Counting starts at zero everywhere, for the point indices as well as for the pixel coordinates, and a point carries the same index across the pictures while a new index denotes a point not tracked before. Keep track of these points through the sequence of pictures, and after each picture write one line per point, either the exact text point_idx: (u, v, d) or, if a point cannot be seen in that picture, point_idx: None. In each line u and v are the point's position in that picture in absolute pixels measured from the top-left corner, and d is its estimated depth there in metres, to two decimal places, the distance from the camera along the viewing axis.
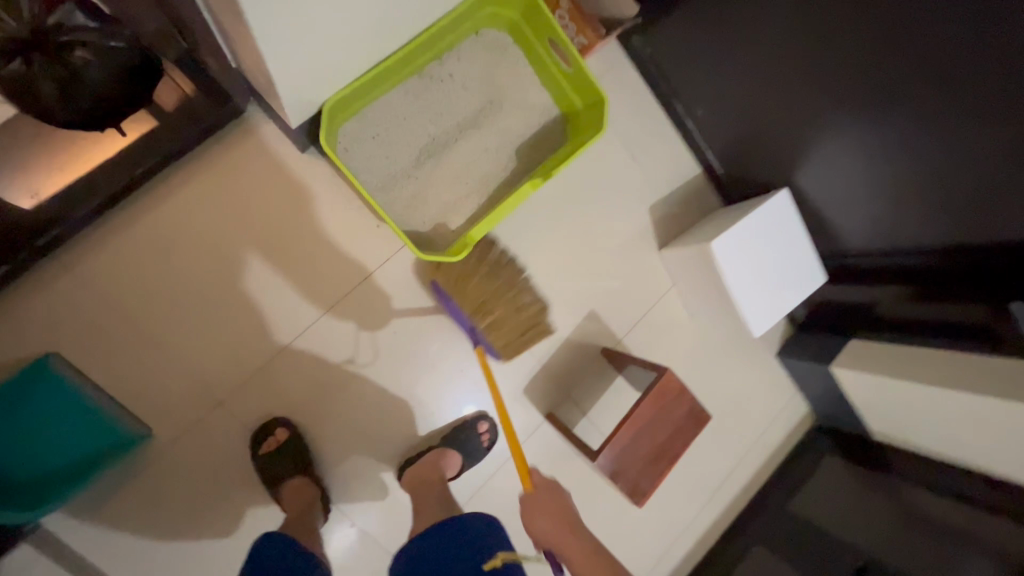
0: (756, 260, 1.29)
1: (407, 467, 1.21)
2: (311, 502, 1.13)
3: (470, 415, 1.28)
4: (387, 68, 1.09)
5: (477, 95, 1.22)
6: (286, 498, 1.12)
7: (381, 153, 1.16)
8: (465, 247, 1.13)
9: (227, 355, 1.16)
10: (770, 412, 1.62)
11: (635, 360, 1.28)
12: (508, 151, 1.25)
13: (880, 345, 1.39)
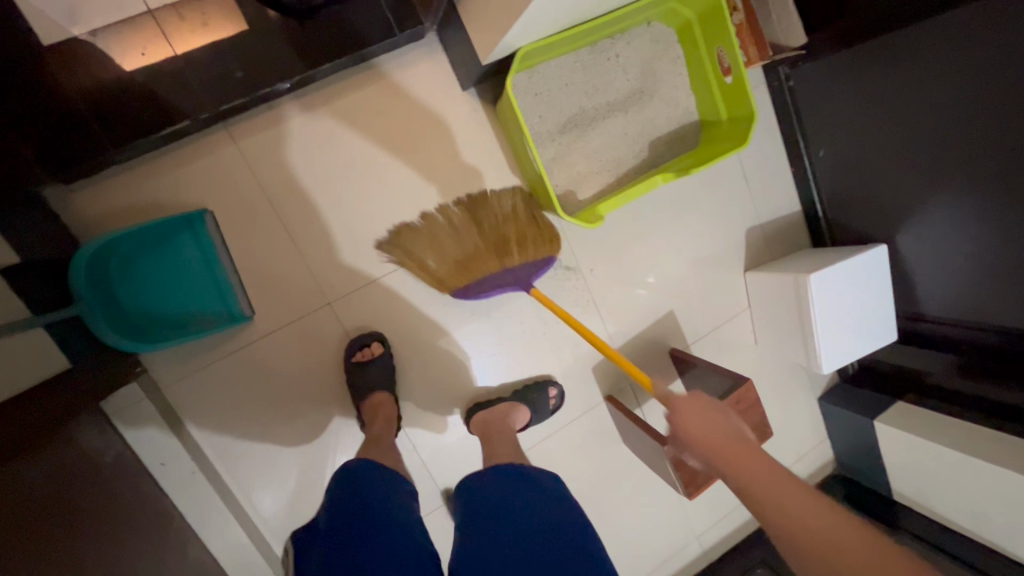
0: (845, 304, 1.35)
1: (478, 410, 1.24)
2: (389, 419, 1.13)
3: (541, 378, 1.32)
4: (571, 35, 1.14)
5: (633, 81, 1.28)
6: (367, 409, 1.14)
7: (537, 112, 1.21)
8: (592, 218, 1.19)
9: (345, 261, 1.19)
10: (799, 448, 1.71)
11: (710, 367, 1.34)
12: (646, 141, 1.31)
13: (927, 411, 1.47)
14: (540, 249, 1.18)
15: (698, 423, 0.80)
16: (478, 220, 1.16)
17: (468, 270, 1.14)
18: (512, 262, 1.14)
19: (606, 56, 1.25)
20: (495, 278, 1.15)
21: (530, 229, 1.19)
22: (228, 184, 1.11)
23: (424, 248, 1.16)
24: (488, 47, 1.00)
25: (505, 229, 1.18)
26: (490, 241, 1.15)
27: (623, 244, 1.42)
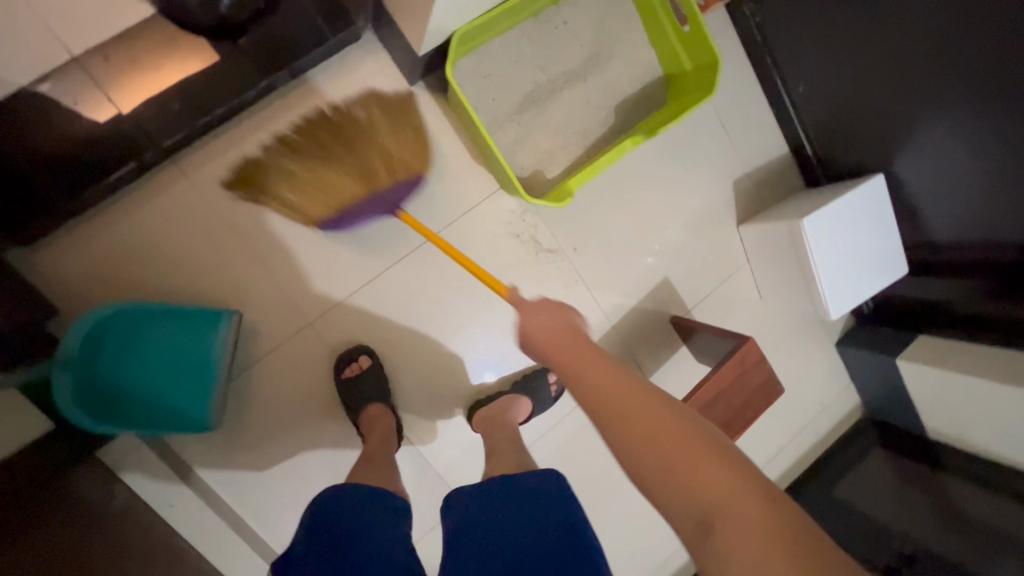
0: (846, 245, 1.29)
1: (476, 407, 1.23)
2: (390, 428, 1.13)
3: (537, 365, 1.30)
4: (511, 9, 1.09)
5: (587, 46, 1.22)
6: (367, 422, 1.13)
7: (491, 94, 1.16)
8: (563, 196, 1.15)
9: (319, 279, 1.17)
10: (823, 398, 1.64)
11: (712, 331, 1.30)
12: (611, 107, 1.25)
13: (952, 343, 1.39)
14: (399, 171, 1.10)
15: (552, 330, 0.89)
16: (316, 126, 1.06)
17: (331, 203, 1.08)
18: (385, 184, 1.09)
19: (553, 24, 1.19)
20: (362, 208, 1.10)
21: (396, 147, 1.10)
22: (191, 220, 1.10)
23: (280, 182, 1.06)
24: (422, 36, 0.96)
25: (366, 137, 1.08)
26: (356, 154, 1.06)
27: (605, 216, 1.37)
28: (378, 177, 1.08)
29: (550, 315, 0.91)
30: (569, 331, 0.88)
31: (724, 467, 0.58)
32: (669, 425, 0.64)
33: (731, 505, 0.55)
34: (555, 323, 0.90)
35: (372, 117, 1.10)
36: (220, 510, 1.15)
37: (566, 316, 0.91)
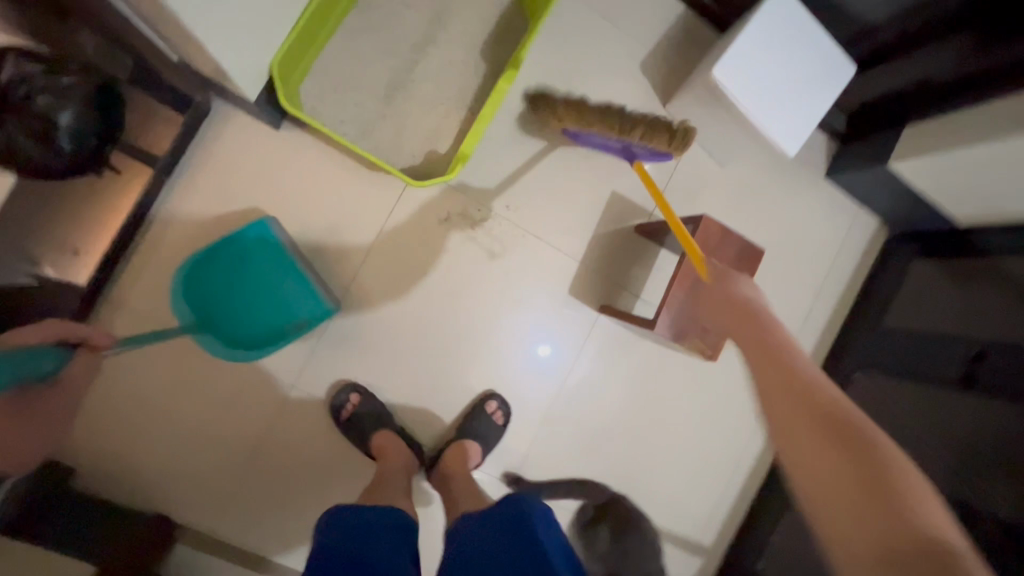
0: (771, 74, 1.17)
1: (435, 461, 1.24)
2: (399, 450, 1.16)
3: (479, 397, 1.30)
4: (322, 11, 1.05)
5: (421, 9, 1.16)
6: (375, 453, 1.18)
7: (349, 99, 1.13)
8: (459, 164, 1.11)
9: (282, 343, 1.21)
10: (837, 236, 1.50)
11: (671, 222, 1.21)
12: (472, 56, 1.19)
13: (935, 121, 1.20)
14: (657, 140, 1.16)
15: (735, 317, 0.74)
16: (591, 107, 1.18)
17: (580, 116, 1.19)
18: (636, 141, 1.17)
19: (377, 2, 1.14)
20: (607, 140, 1.20)
21: (658, 129, 1.15)
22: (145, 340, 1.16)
23: (569, 107, 1.19)
24: (242, 81, 0.94)
25: (630, 123, 1.16)
26: (623, 126, 1.15)
27: (524, 161, 1.31)
28: (630, 130, 1.15)
29: (733, 309, 0.76)
30: (740, 309, 0.74)
31: (855, 474, 0.52)
32: (797, 414, 0.59)
33: (848, 477, 0.53)
34: (733, 310, 0.75)
35: (664, 124, 1.16)
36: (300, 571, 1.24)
37: (736, 298, 0.76)
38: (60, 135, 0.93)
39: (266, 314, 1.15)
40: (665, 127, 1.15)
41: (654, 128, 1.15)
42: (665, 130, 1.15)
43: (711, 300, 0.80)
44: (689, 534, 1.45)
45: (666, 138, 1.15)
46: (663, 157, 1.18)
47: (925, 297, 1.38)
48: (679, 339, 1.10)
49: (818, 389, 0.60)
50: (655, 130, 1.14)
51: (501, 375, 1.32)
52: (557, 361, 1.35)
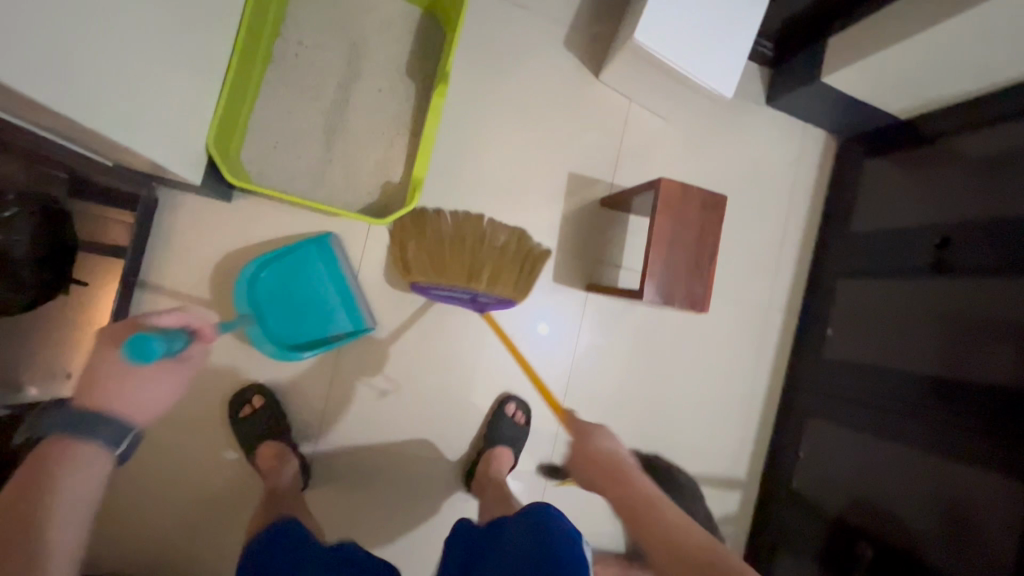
0: (692, 23, 1.18)
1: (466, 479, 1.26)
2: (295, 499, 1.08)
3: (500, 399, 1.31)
4: (241, 75, 1.03)
5: (338, 46, 1.15)
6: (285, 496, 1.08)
7: (292, 155, 1.12)
8: (417, 189, 1.12)
9: (295, 407, 1.23)
10: (791, 159, 1.54)
11: (630, 192, 1.23)
12: (401, 79, 1.19)
13: (858, 26, 1.24)
14: (502, 287, 1.12)
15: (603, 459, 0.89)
16: (469, 243, 1.11)
17: (437, 268, 1.11)
18: (480, 291, 1.10)
19: (292, 50, 1.12)
20: (453, 289, 1.10)
21: (506, 271, 1.13)
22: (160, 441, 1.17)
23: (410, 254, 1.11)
24: (182, 170, 0.93)
25: (483, 261, 1.11)
26: (472, 256, 1.11)
27: (479, 169, 1.32)
28: (478, 276, 1.09)
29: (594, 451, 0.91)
30: (610, 465, 0.87)
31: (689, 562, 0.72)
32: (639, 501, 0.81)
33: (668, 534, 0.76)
34: (592, 450, 0.91)
35: (511, 248, 1.15)
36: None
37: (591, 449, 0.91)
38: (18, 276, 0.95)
39: (315, 325, 1.18)
40: (518, 262, 1.15)
41: (512, 266, 1.13)
42: (522, 269, 1.15)
43: (577, 446, 0.92)
44: (725, 472, 1.52)
45: (524, 284, 1.16)
46: (507, 302, 1.14)
47: (882, 196, 1.42)
48: (668, 303, 1.10)
49: (632, 484, 0.84)
50: (521, 277, 1.15)
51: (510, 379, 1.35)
52: (560, 350, 1.39)
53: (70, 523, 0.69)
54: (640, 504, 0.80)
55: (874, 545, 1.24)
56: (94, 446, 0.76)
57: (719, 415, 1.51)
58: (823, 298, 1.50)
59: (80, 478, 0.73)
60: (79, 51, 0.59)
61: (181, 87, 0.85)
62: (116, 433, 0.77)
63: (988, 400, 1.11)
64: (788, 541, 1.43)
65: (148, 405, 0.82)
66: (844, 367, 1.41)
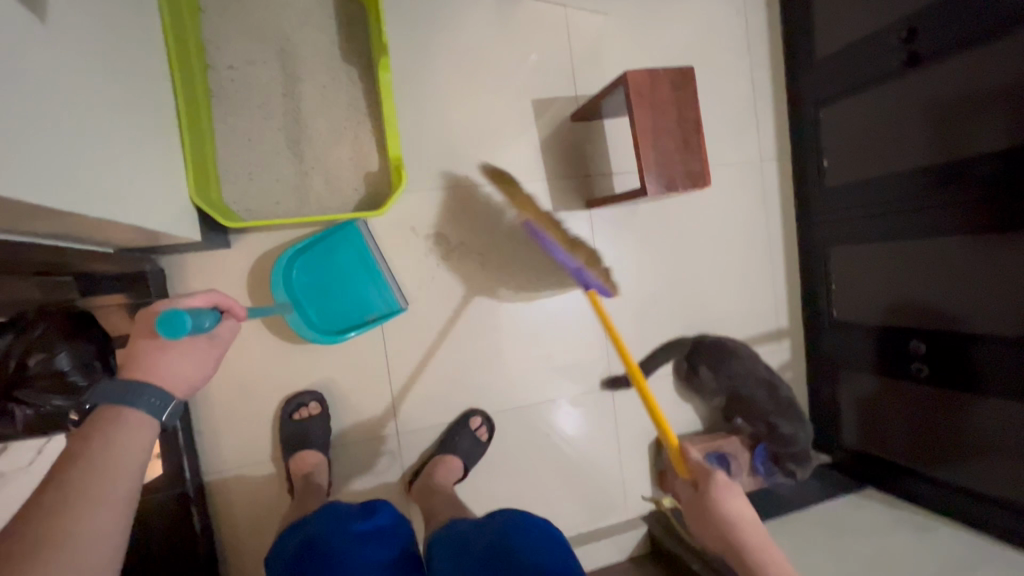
0: None
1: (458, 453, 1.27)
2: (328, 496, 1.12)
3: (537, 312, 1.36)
4: (192, 118, 1.01)
5: (267, 54, 1.11)
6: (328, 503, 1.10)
7: (269, 180, 1.11)
8: (399, 168, 1.12)
9: (367, 409, 1.28)
10: (736, 7, 1.51)
11: (598, 97, 1.22)
12: (340, 66, 1.16)
13: None
14: (602, 274, 1.22)
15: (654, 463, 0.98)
16: (568, 234, 1.19)
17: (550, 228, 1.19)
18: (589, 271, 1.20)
19: (226, 78, 1.09)
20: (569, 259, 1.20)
21: (589, 243, 1.20)
22: (261, 482, 1.23)
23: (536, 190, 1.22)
24: (179, 232, 0.94)
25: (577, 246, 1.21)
26: (575, 241, 1.20)
27: (447, 129, 1.31)
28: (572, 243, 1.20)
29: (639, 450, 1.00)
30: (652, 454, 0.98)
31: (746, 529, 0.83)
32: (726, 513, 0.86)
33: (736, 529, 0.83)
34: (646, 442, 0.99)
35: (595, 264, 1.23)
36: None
37: None
38: (73, 378, 0.96)
39: (350, 307, 1.19)
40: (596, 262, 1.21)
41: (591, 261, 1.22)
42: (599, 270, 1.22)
43: None
44: (769, 326, 1.59)
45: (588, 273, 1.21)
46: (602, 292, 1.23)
47: (834, 10, 1.38)
48: (672, 188, 1.12)
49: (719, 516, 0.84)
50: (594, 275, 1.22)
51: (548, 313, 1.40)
52: None
53: (120, 488, 0.57)
54: (748, 549, 0.81)
55: (924, 339, 1.29)
56: (137, 413, 0.63)
57: (748, 277, 1.56)
58: (810, 133, 1.52)
59: (135, 431, 0.62)
60: (57, 149, 0.59)
61: (148, 150, 0.84)
62: (164, 396, 0.66)
63: (991, 172, 1.13)
64: (844, 364, 1.52)
65: (175, 378, 0.69)
66: (849, 190, 1.44)
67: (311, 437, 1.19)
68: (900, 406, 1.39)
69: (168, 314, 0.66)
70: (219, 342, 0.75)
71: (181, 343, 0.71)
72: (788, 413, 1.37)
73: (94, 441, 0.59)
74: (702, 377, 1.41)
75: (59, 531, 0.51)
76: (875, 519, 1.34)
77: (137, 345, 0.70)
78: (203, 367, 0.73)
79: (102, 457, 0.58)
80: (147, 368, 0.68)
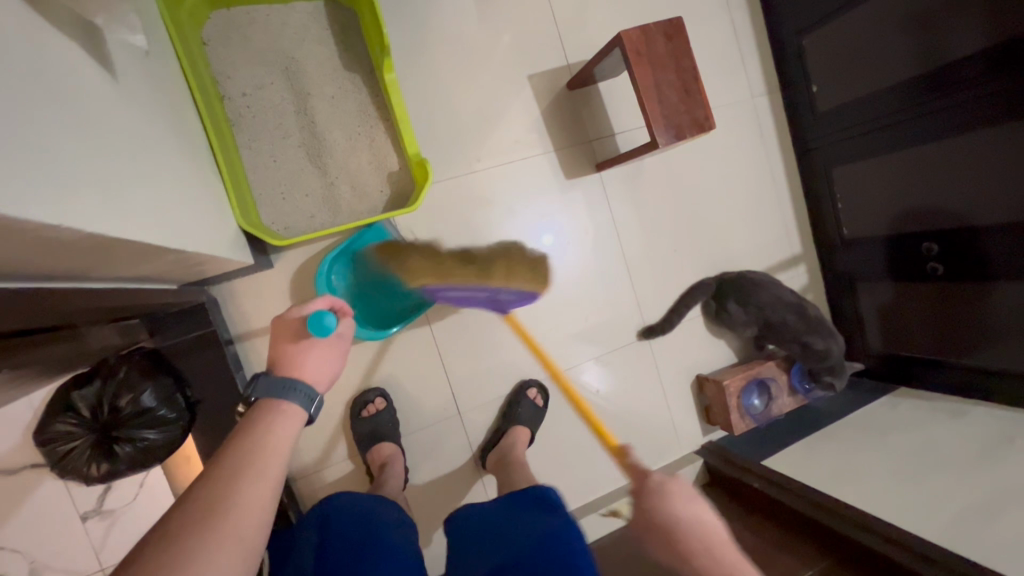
0: None
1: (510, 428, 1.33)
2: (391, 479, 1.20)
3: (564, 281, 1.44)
4: (222, 149, 1.05)
5: (274, 75, 1.15)
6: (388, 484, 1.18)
7: (301, 196, 1.16)
8: (420, 163, 1.16)
9: (426, 397, 1.35)
10: None
11: (593, 62, 1.26)
12: (345, 74, 1.19)
13: None
14: (519, 280, 1.16)
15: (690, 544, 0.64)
16: (462, 253, 1.14)
17: (441, 277, 1.10)
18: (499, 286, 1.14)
19: (242, 105, 1.13)
20: (472, 291, 1.12)
21: (519, 265, 1.16)
22: (343, 481, 1.30)
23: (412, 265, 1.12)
24: (233, 257, 0.99)
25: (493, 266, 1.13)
26: (477, 265, 1.13)
27: (452, 119, 1.35)
28: (493, 272, 1.12)
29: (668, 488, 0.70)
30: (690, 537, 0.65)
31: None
32: None
33: None
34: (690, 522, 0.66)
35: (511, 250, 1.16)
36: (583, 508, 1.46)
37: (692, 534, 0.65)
38: (158, 410, 1.01)
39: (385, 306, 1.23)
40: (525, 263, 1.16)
41: (516, 268, 1.15)
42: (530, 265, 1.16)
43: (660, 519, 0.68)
44: (785, 253, 1.66)
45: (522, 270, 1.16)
46: (529, 296, 1.18)
47: None
48: (681, 136, 1.17)
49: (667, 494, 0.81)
50: (527, 263, 1.16)
51: (577, 277, 1.46)
52: (602, 232, 1.48)
53: (272, 476, 0.55)
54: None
55: (935, 239, 1.36)
56: (290, 404, 0.65)
57: (758, 211, 1.63)
58: (794, 61, 1.56)
59: (286, 419, 0.63)
60: (139, 192, 0.64)
61: (201, 183, 0.88)
62: (311, 391, 0.68)
63: (978, 69, 1.18)
64: (862, 277, 1.59)
65: (323, 374, 0.73)
66: (840, 111, 1.49)
67: (383, 432, 1.26)
68: (917, 306, 1.46)
69: (312, 315, 0.73)
70: (345, 338, 0.77)
71: (320, 343, 0.74)
72: (818, 330, 1.44)
73: (251, 428, 0.60)
74: (732, 313, 1.48)
75: (218, 510, 0.49)
76: (910, 412, 1.43)
77: (284, 346, 0.73)
78: (338, 362, 0.75)
79: (256, 445, 0.57)
80: (296, 365, 0.71)
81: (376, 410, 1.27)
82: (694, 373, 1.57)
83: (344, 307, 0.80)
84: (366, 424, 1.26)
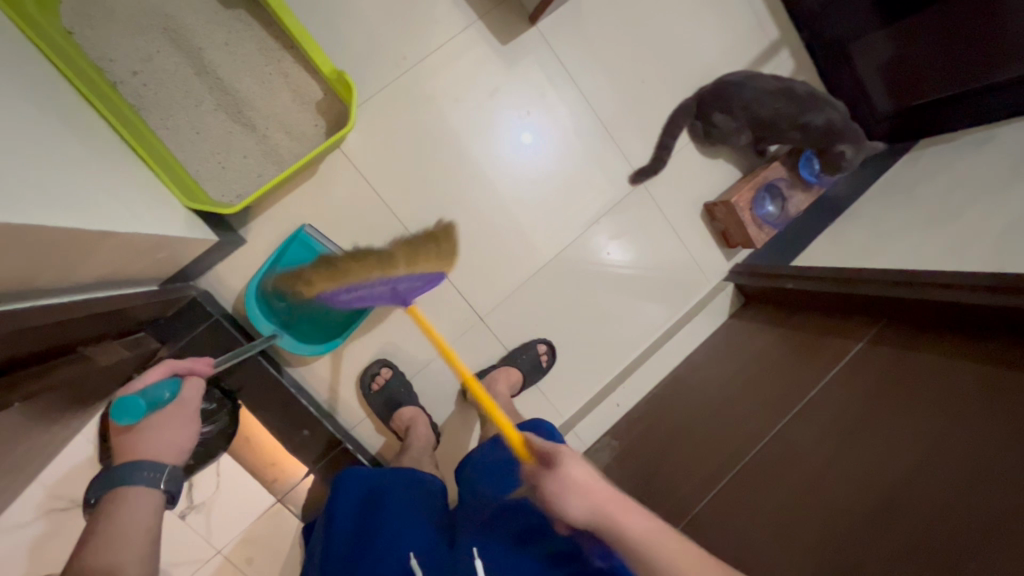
0: None
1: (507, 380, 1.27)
2: (425, 427, 1.23)
3: (533, 144, 1.36)
4: (136, 138, 0.99)
5: (157, 39, 1.05)
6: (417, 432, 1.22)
7: (240, 160, 1.10)
8: (340, 75, 1.08)
9: (444, 315, 1.34)
10: None
11: None
12: (228, 13, 1.08)
13: None
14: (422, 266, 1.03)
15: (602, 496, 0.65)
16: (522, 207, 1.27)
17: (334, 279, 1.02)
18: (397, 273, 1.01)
19: (138, 84, 1.04)
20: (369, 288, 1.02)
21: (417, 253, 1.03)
22: None
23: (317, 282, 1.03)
24: (194, 237, 0.98)
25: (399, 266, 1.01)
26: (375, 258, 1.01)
27: (361, 25, 1.23)
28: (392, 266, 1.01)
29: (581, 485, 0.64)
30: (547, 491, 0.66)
31: None
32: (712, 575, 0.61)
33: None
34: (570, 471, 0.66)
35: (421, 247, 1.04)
36: (630, 367, 1.48)
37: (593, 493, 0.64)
38: None
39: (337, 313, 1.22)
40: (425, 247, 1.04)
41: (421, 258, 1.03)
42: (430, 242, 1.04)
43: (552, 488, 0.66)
44: (762, 44, 1.51)
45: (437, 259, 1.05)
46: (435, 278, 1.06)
47: None
48: None
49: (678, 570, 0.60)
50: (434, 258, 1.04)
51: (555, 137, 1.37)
52: (559, 88, 1.37)
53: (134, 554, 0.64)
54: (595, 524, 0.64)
55: None
56: (134, 487, 0.71)
57: (719, 7, 1.46)
58: None
59: (139, 505, 0.70)
60: (26, 187, 0.60)
61: (114, 175, 0.84)
62: (155, 467, 0.72)
63: None
64: (852, 37, 1.44)
65: (170, 447, 0.76)
66: None
67: (402, 389, 1.28)
68: (920, 48, 1.31)
69: (119, 402, 0.70)
70: (187, 404, 0.80)
71: (158, 418, 0.77)
72: (815, 104, 1.34)
73: (112, 517, 0.68)
74: (720, 124, 1.38)
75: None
76: (934, 161, 1.34)
77: (120, 439, 0.75)
78: (185, 429, 0.78)
79: (116, 529, 0.66)
80: (134, 446, 0.74)
81: (386, 380, 1.28)
82: (701, 203, 1.50)
83: (183, 370, 0.83)
84: (382, 393, 1.27)
